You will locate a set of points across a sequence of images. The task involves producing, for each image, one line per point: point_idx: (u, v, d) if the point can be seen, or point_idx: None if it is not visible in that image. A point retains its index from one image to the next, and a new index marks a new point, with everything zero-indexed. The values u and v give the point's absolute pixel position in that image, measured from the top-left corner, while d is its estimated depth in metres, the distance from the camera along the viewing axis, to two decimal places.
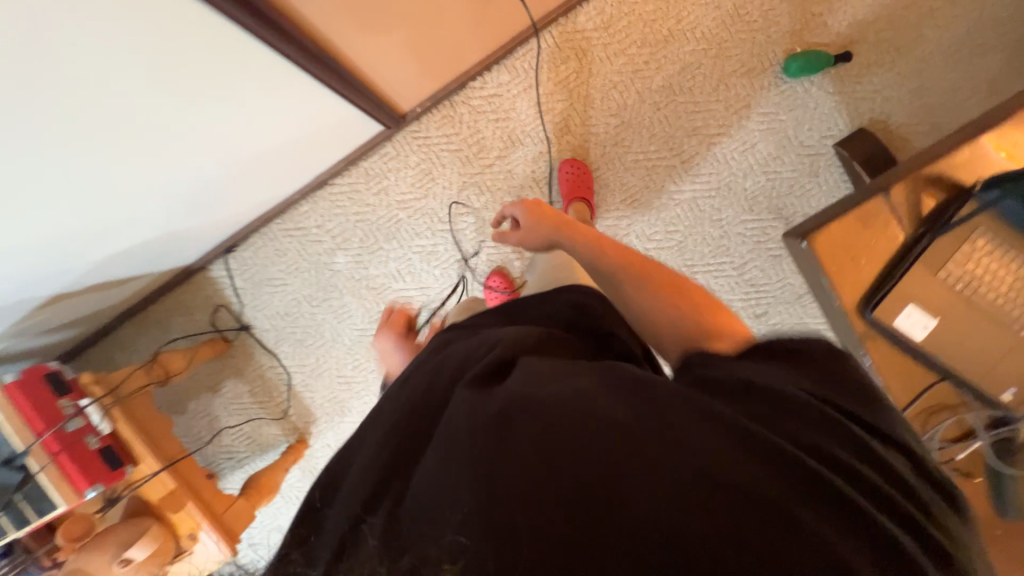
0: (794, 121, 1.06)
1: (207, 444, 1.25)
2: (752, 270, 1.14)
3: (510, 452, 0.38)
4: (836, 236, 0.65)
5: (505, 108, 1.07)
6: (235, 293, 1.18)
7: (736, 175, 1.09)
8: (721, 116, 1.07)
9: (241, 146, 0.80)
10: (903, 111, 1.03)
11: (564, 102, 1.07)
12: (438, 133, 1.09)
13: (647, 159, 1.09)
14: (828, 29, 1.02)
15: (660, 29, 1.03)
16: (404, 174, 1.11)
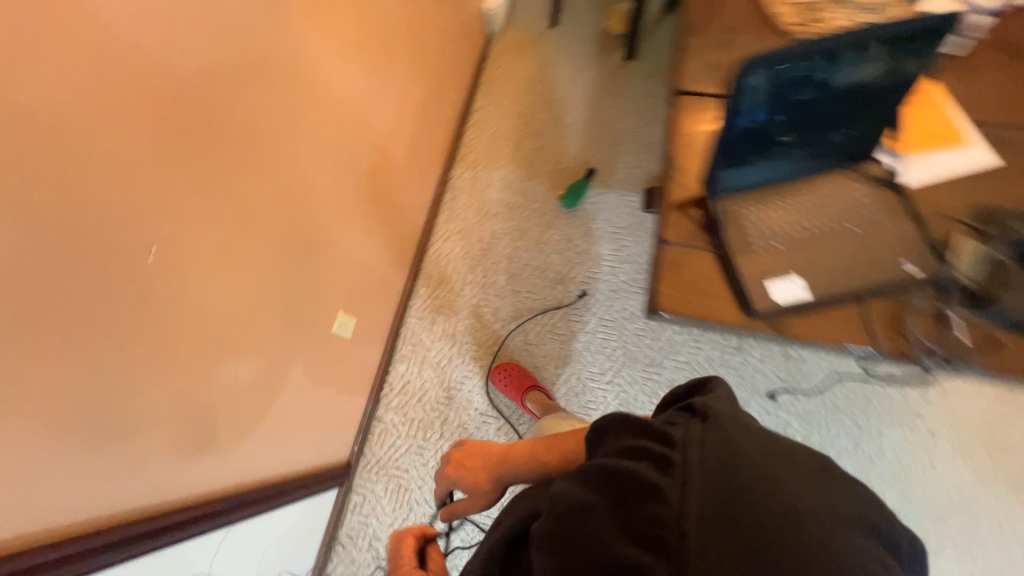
0: (606, 222, 1.29)
1: None
2: (694, 321, 1.16)
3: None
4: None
5: (419, 384, 1.17)
6: None
7: (610, 279, 1.23)
8: (563, 258, 1.26)
9: None
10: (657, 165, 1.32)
11: (456, 342, 1.20)
12: (384, 448, 1.12)
13: (545, 324, 1.20)
14: (569, 168, 1.36)
15: (476, 252, 1.28)
16: (381, 507, 1.08)
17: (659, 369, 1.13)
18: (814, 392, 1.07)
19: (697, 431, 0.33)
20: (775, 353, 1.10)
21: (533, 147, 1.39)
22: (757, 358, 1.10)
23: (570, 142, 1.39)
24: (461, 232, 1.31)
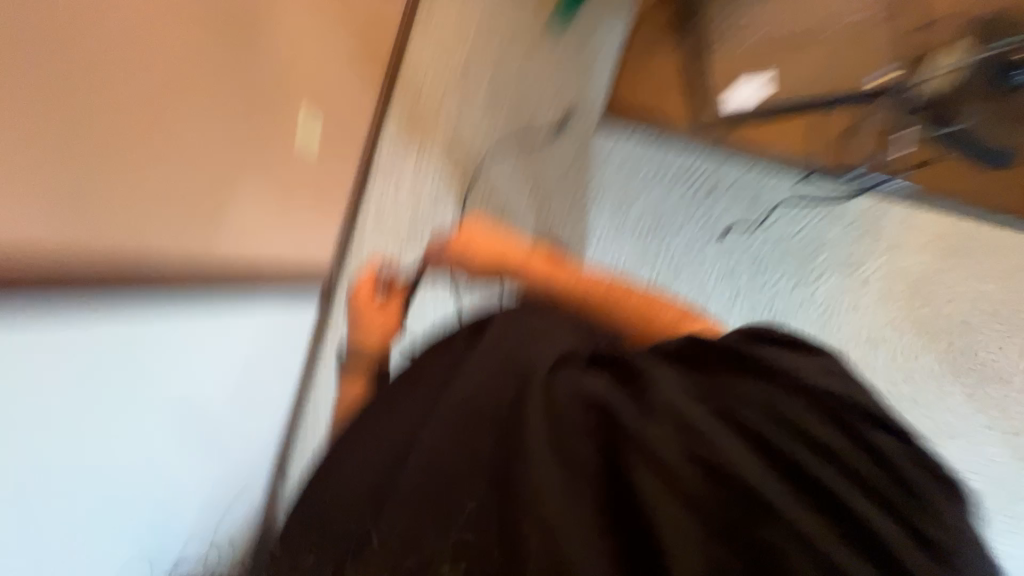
0: (600, 43, 1.15)
1: None
2: (675, 163, 1.11)
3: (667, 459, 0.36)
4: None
5: (394, 207, 1.19)
6: None
7: (596, 110, 1.14)
8: (547, 83, 1.16)
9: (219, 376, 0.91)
10: None
11: (431, 167, 1.18)
12: (361, 263, 1.21)
13: (522, 155, 1.17)
14: None
15: (455, 70, 1.18)
16: None
17: (630, 208, 1.13)
18: (768, 239, 1.10)
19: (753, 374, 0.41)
20: (746, 200, 1.10)
21: None
22: (727, 204, 1.11)
23: None
24: (439, 47, 1.19)
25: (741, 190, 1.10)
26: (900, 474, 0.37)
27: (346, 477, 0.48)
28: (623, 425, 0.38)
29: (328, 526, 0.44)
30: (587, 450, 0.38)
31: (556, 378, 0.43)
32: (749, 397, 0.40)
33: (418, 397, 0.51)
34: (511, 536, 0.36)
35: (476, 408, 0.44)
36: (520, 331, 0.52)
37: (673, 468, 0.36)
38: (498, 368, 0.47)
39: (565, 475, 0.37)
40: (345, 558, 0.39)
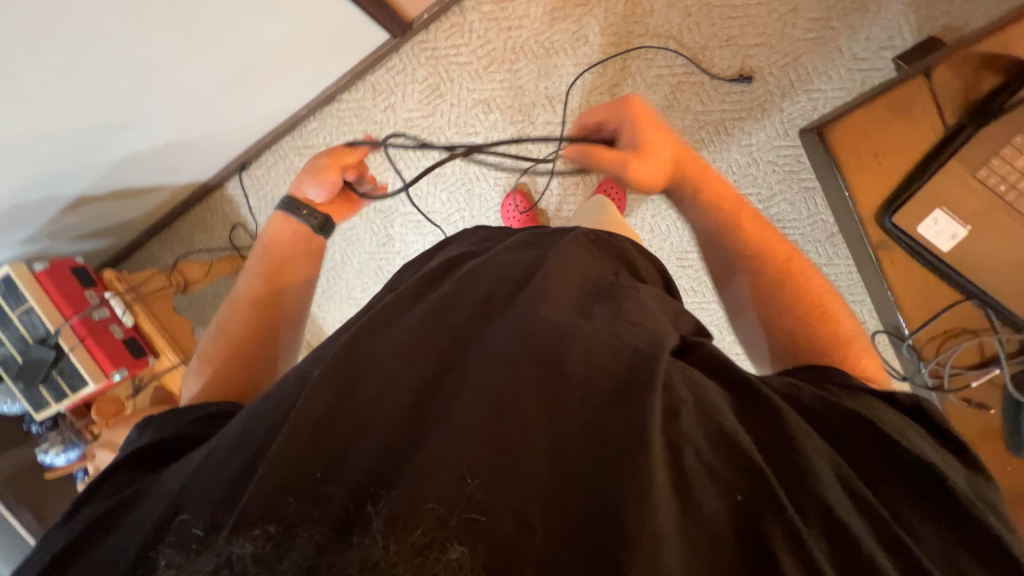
0: (849, 27, 0.91)
1: None
2: (780, 204, 1.01)
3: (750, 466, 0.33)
4: (876, 135, 0.62)
5: (519, 15, 1.01)
6: (249, 212, 1.20)
7: (773, 93, 0.96)
8: (762, 23, 0.94)
9: (256, 40, 0.81)
10: (988, 19, 0.86)
11: (584, 8, 0.99)
12: (447, 44, 1.04)
13: (672, 75, 0.99)
14: None
15: None
16: (411, 90, 1.08)
17: None
18: None
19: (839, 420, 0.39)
20: None
21: None
22: None
23: None
24: None
25: None
26: (952, 556, 0.33)
27: (360, 362, 0.39)
28: (753, 462, 0.33)
29: (340, 427, 0.35)
30: (712, 475, 0.33)
31: (673, 383, 0.37)
32: (847, 472, 0.35)
33: (471, 314, 0.43)
34: (630, 538, 0.29)
35: (591, 385, 0.36)
36: (614, 301, 0.45)
37: (797, 516, 0.31)
38: (609, 338, 0.39)
39: (698, 504, 0.32)
40: (420, 480, 0.31)
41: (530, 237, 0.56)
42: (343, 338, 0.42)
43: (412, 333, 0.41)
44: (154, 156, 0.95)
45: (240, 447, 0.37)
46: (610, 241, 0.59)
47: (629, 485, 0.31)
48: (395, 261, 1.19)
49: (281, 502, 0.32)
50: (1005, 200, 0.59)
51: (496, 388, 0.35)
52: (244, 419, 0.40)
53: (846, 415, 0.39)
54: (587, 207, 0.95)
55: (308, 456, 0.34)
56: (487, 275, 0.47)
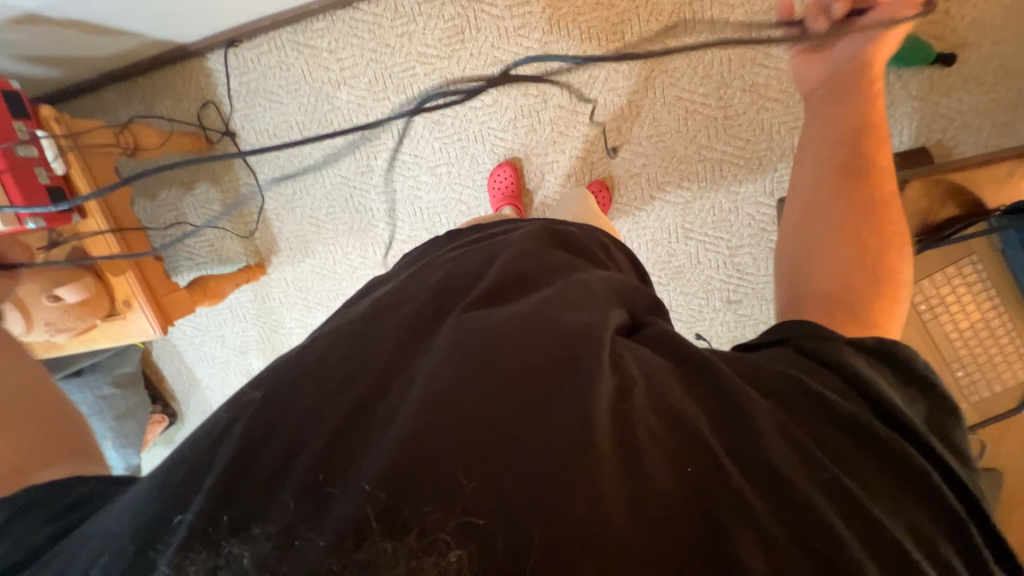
0: None
1: (171, 236, 1.24)
2: (744, 255, 1.06)
3: (692, 433, 0.34)
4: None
5: None
6: (227, 94, 1.12)
7: (773, 151, 0.99)
8: (787, 80, 0.96)
9: None
10: (974, 149, 0.92)
11: (631, 2, 0.97)
12: None
13: (689, 102, 1.00)
14: (945, 20, 0.89)
15: None
16: (434, 25, 1.02)
17: (680, 240, 1.08)
18: None
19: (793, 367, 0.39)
20: (733, 331, 1.11)
21: None
22: (723, 320, 1.10)
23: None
24: None
25: (742, 323, 1.10)
26: (906, 516, 0.33)
27: (309, 368, 0.39)
28: (698, 432, 0.34)
29: (288, 433, 0.35)
30: (662, 444, 0.33)
31: (624, 365, 0.38)
32: (804, 444, 0.34)
33: (420, 312, 0.44)
34: (594, 517, 0.30)
35: (540, 376, 0.36)
36: (562, 286, 0.45)
37: (739, 484, 0.32)
38: (550, 323, 0.40)
39: (657, 480, 0.32)
40: (383, 477, 0.31)
41: (486, 235, 0.58)
42: (289, 357, 0.41)
43: (353, 331, 0.42)
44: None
45: (174, 474, 0.35)
46: (570, 235, 0.58)
47: (582, 477, 0.31)
48: (370, 194, 1.15)
49: (265, 501, 0.32)
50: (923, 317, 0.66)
51: (445, 389, 0.35)
52: (185, 444, 0.36)
53: (797, 384, 0.37)
54: (570, 201, 0.95)
55: (263, 460, 0.34)
56: (437, 275, 0.48)
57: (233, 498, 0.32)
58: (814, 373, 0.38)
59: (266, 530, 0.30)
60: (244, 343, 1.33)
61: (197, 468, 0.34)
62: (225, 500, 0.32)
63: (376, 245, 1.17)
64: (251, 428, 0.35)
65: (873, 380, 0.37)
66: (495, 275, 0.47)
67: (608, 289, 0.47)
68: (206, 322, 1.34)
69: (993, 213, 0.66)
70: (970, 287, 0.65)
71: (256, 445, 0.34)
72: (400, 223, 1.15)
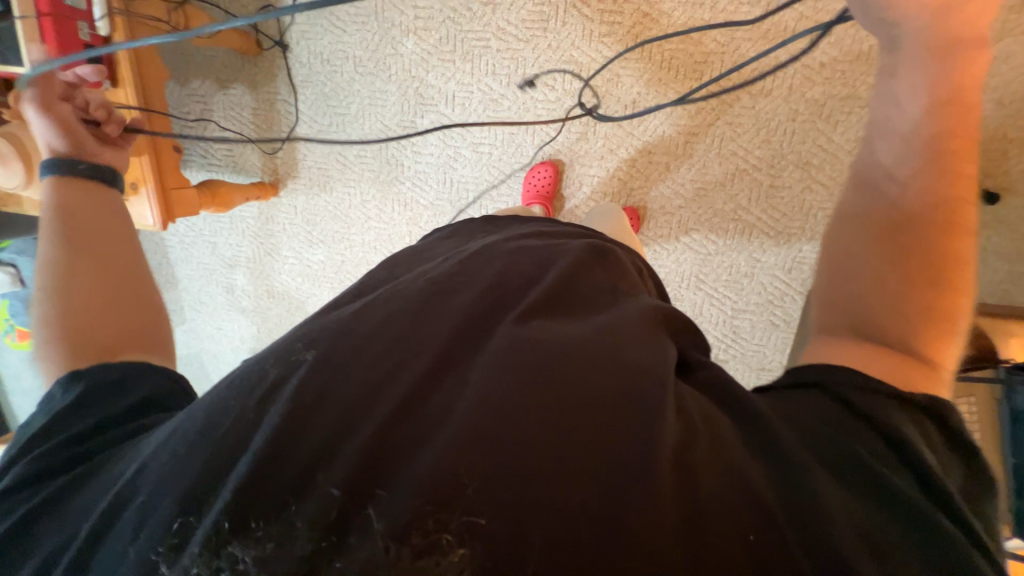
0: None
1: (190, 129, 1.20)
2: (745, 320, 1.08)
3: (749, 494, 0.34)
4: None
5: (661, 10, 0.96)
6: (292, 4, 1.07)
7: (804, 232, 1.01)
8: (839, 169, 0.97)
9: None
10: (987, 287, 0.96)
11: (719, 46, 0.96)
12: None
13: (742, 159, 1.00)
14: (1002, 159, 0.91)
15: (861, 41, 0.91)
16: (522, 4, 1.00)
17: (690, 287, 1.09)
18: None
19: (877, 446, 0.38)
20: None
21: None
22: None
23: None
24: None
25: None
26: None
27: (356, 340, 0.39)
28: (760, 504, 0.33)
29: (331, 413, 0.35)
30: (706, 501, 0.33)
31: (686, 413, 0.38)
32: (876, 538, 0.33)
33: (474, 302, 0.43)
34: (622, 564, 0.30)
35: (596, 408, 0.35)
36: (615, 317, 0.45)
37: (799, 568, 0.31)
38: (602, 353, 0.39)
39: (708, 531, 0.32)
40: (418, 487, 0.31)
41: (535, 232, 0.58)
42: (337, 321, 0.41)
43: (392, 311, 0.41)
44: None
45: (216, 423, 0.36)
46: (620, 263, 0.56)
47: (621, 520, 0.31)
48: (405, 150, 1.12)
49: (289, 494, 0.32)
50: None
51: (491, 393, 0.35)
52: (220, 390, 0.38)
53: (864, 469, 0.36)
54: (600, 215, 0.95)
55: (300, 438, 0.33)
56: (493, 266, 0.47)
57: (249, 494, 0.32)
58: (895, 464, 0.37)
59: (283, 536, 0.31)
60: (234, 258, 1.29)
61: (234, 438, 0.34)
62: (246, 494, 0.31)
63: (396, 203, 1.15)
64: (298, 391, 0.35)
65: (921, 452, 0.38)
66: (550, 286, 0.46)
67: (660, 322, 0.47)
68: (200, 226, 1.30)
69: (1004, 363, 0.69)
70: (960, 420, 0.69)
71: (297, 420, 0.34)
72: (427, 187, 1.13)
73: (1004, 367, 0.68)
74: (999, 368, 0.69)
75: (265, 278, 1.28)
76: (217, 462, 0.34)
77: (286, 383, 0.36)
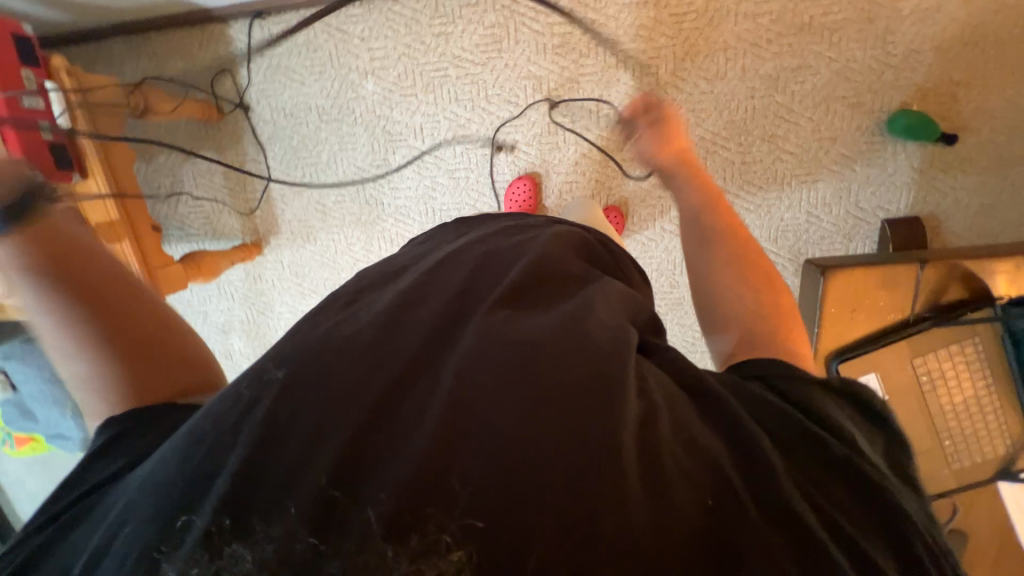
0: (864, 177, 1.01)
1: (163, 204, 1.19)
2: None
3: (706, 464, 0.35)
4: (850, 291, 0.72)
5: (608, 14, 0.98)
6: (246, 65, 1.08)
7: (782, 201, 1.04)
8: (803, 136, 1.00)
9: None
10: (962, 225, 1.00)
11: (669, 39, 0.99)
12: (528, 4, 0.99)
13: (711, 142, 1.03)
14: (953, 102, 0.96)
15: (802, 13, 0.95)
16: (472, 30, 1.01)
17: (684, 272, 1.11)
18: None
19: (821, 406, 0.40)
20: None
21: (994, 36, 0.92)
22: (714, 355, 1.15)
23: (1007, 91, 0.94)
24: None
25: None
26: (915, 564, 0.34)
27: (332, 354, 0.38)
28: (717, 467, 0.35)
29: (307, 425, 0.35)
30: (672, 472, 0.34)
31: (649, 390, 0.38)
32: (808, 487, 0.36)
33: (444, 306, 0.42)
34: (606, 533, 0.31)
35: (565, 393, 0.35)
36: (583, 301, 0.45)
37: (756, 520, 0.33)
38: (571, 341, 0.39)
39: (676, 503, 0.33)
40: (401, 485, 0.31)
41: (509, 225, 0.58)
42: (310, 337, 0.41)
43: (364, 330, 0.40)
44: None
45: (201, 440, 0.36)
46: (587, 249, 0.57)
47: (602, 492, 0.32)
48: (382, 187, 1.12)
49: (275, 502, 0.32)
50: (921, 387, 0.71)
51: (468, 394, 0.35)
52: (203, 414, 0.38)
53: (806, 430, 0.38)
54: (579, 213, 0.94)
55: (283, 449, 0.34)
56: (463, 269, 0.47)
57: (240, 503, 0.32)
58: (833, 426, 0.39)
59: (270, 533, 0.31)
60: (228, 322, 1.27)
61: (217, 455, 0.34)
62: (227, 502, 0.32)
63: (382, 241, 1.15)
64: (271, 415, 0.35)
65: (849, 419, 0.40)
66: (519, 278, 0.46)
67: (624, 304, 0.48)
68: (188, 297, 1.28)
69: (996, 300, 0.71)
70: (968, 364, 0.70)
71: (274, 447, 0.34)
72: (410, 220, 1.14)
73: (1000, 305, 0.70)
74: (997, 306, 0.70)
75: (263, 338, 1.27)
76: (207, 475, 0.34)
77: (264, 400, 0.36)
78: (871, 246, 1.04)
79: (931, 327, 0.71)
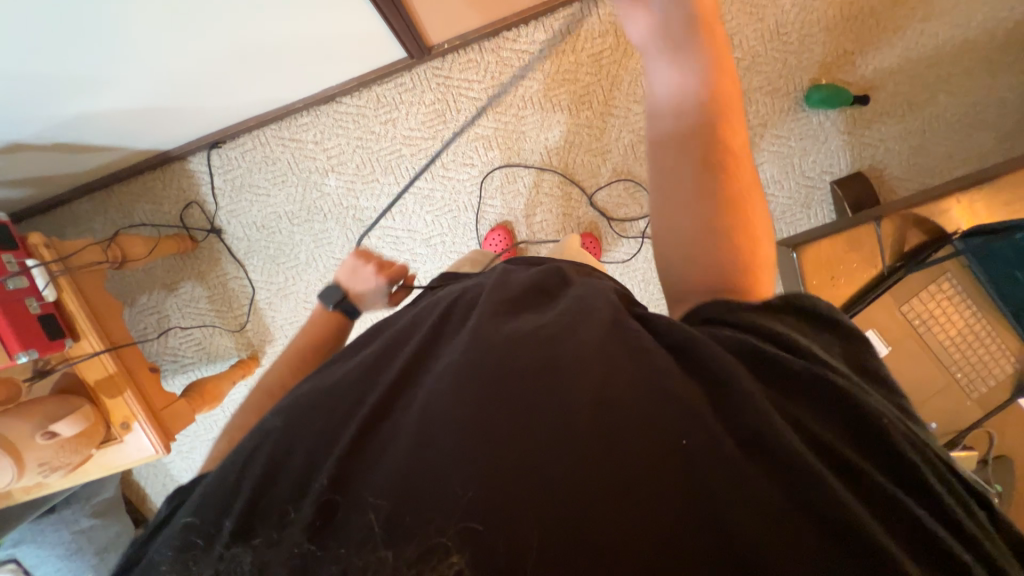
0: (801, 150, 1.09)
1: (154, 341, 1.19)
2: None
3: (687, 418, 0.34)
4: (826, 260, 0.76)
5: (533, 68, 1.07)
6: (211, 192, 1.12)
7: None
8: None
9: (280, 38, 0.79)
10: (901, 169, 1.08)
11: (594, 76, 1.07)
12: (460, 77, 1.07)
13: None
14: (854, 69, 1.06)
15: None
16: (415, 110, 1.08)
17: None
18: None
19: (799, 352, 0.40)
20: None
21: (869, 6, 1.04)
22: None
23: (896, 48, 1.04)
24: None
25: None
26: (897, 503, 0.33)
27: (330, 390, 0.42)
28: (704, 457, 0.33)
29: (306, 450, 0.38)
30: (658, 469, 0.33)
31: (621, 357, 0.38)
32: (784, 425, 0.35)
33: (430, 335, 0.45)
34: (594, 521, 0.31)
35: (541, 388, 0.36)
36: (570, 300, 0.46)
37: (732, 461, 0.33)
38: (552, 339, 0.40)
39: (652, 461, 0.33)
40: (392, 493, 0.33)
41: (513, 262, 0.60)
42: (317, 381, 0.45)
43: (361, 379, 0.42)
44: (113, 121, 0.87)
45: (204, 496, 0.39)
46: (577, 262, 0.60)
47: (592, 485, 0.32)
48: None
49: (277, 523, 0.34)
50: (917, 329, 0.75)
51: (446, 405, 0.36)
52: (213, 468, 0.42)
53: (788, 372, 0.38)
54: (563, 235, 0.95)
55: (280, 485, 0.36)
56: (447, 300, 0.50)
57: (249, 516, 0.35)
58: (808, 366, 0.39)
59: (275, 541, 0.33)
60: None
61: (212, 499, 0.37)
62: (246, 525, 0.34)
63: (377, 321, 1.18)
64: (274, 455, 0.38)
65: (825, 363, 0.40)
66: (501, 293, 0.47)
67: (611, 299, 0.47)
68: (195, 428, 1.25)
69: (954, 235, 0.76)
70: (950, 297, 0.74)
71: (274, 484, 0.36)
72: None
73: (958, 238, 0.75)
74: (955, 240, 0.75)
75: None
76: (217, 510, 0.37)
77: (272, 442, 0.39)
78: (829, 209, 1.10)
79: (907, 273, 0.75)
